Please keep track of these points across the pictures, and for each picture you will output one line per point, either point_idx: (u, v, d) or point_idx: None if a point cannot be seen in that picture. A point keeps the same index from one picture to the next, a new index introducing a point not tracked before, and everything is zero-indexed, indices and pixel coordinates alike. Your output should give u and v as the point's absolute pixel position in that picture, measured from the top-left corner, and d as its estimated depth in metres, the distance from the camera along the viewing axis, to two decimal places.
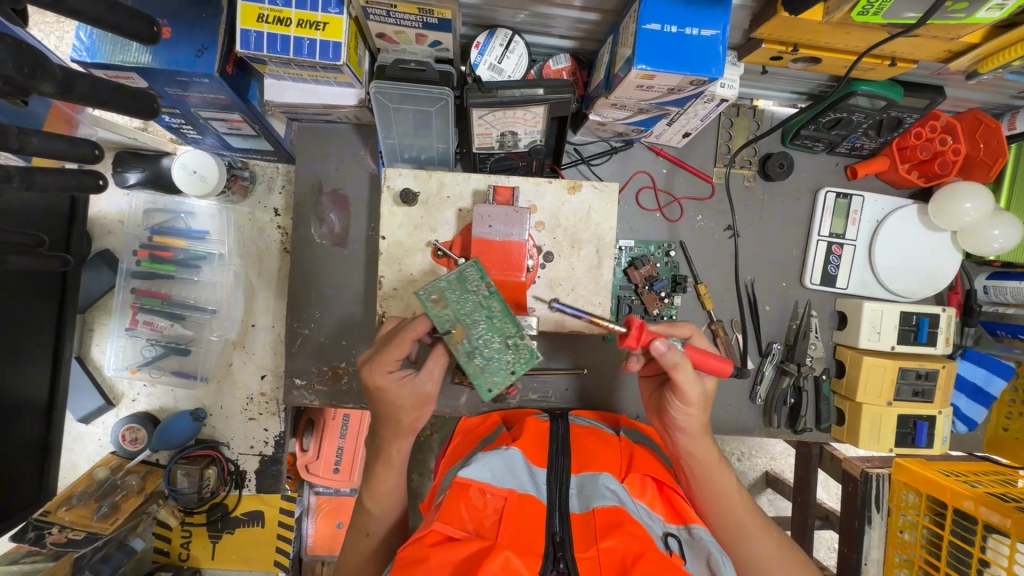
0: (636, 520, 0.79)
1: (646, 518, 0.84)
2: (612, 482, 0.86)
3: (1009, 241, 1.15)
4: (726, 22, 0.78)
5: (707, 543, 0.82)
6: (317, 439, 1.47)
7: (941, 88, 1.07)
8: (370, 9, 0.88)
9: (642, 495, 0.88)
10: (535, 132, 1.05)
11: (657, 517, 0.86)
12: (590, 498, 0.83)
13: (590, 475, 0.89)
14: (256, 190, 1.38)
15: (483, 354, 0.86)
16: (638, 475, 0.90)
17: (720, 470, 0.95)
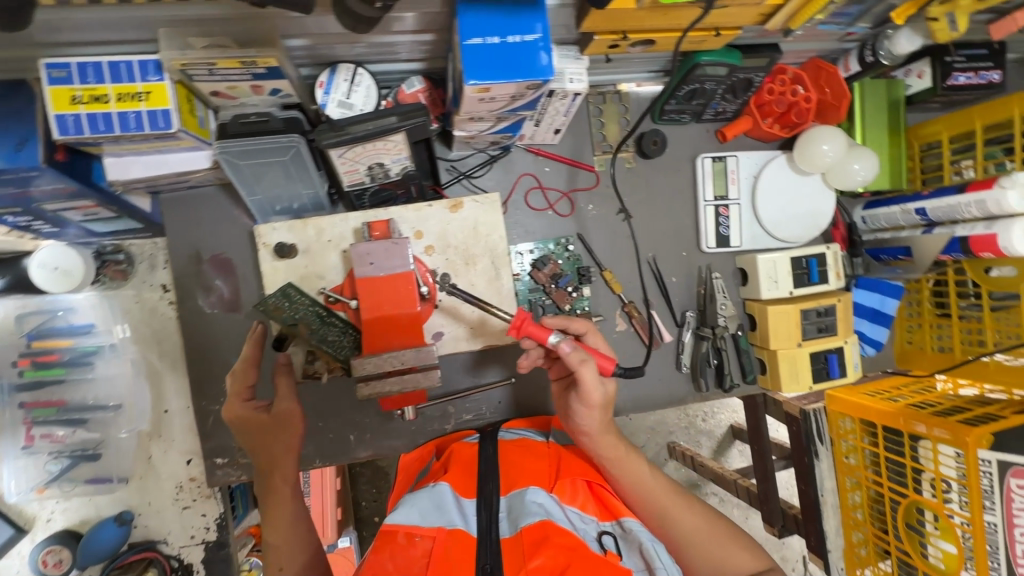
0: (562, 529, 0.78)
1: (578, 523, 0.84)
2: (540, 494, 0.86)
3: (869, 171, 1.23)
4: (544, 24, 0.80)
5: (638, 534, 0.83)
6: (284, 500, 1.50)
7: (775, 44, 1.12)
8: (190, 71, 0.82)
9: (573, 500, 0.89)
10: (402, 160, 1.03)
11: (590, 518, 0.87)
12: (518, 518, 0.82)
13: (518, 492, 0.88)
14: (136, 271, 1.30)
15: (328, 338, 1.01)
16: (568, 480, 0.92)
17: (630, 460, 0.95)
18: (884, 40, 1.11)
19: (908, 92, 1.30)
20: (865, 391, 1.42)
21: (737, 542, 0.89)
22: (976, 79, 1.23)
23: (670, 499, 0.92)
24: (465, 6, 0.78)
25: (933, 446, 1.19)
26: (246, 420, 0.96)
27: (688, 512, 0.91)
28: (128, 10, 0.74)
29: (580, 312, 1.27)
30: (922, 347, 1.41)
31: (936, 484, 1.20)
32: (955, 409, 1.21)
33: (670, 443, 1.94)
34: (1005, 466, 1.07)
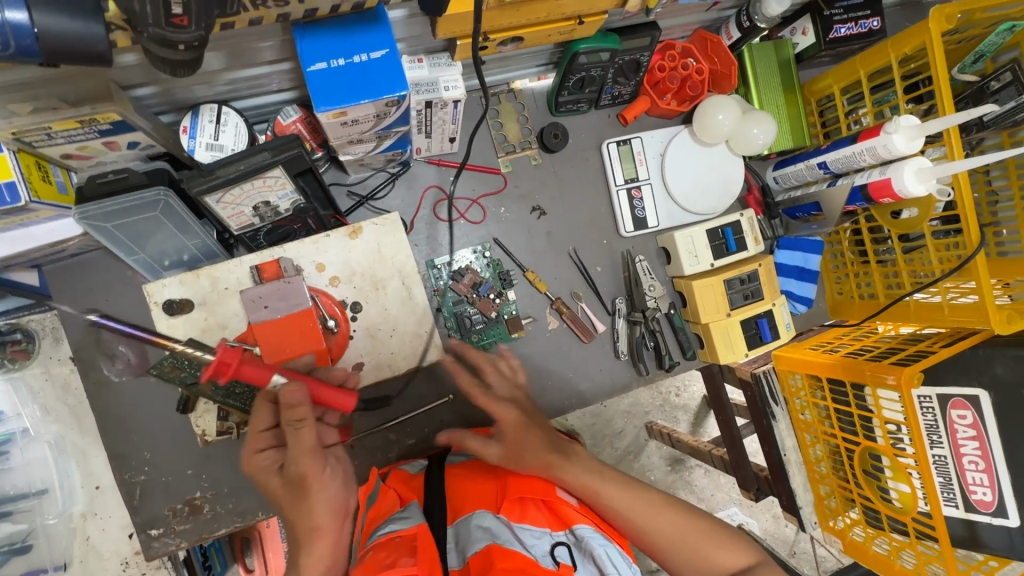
0: (508, 550, 0.70)
1: (528, 540, 0.75)
2: (486, 518, 0.78)
3: (769, 134, 1.23)
4: (390, 37, 0.77)
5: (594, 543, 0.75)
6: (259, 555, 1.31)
7: (652, 22, 1.10)
8: (27, 138, 0.77)
9: (522, 516, 0.79)
10: (288, 194, 0.99)
11: (541, 530, 0.78)
12: (464, 549, 0.75)
13: (465, 520, 0.81)
14: (40, 347, 1.23)
15: (235, 393, 0.94)
16: (514, 493, 0.82)
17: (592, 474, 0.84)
18: (756, 4, 1.12)
19: (797, 50, 1.31)
20: (810, 345, 1.43)
21: (718, 541, 0.83)
22: (857, 28, 1.24)
23: (647, 516, 0.82)
24: (302, 32, 0.75)
25: (874, 393, 1.20)
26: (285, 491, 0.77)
27: (666, 521, 0.83)
28: None
29: (507, 317, 1.25)
30: (852, 297, 1.43)
31: (885, 431, 1.21)
32: (890, 351, 1.23)
33: (647, 424, 1.87)
34: (945, 400, 1.09)
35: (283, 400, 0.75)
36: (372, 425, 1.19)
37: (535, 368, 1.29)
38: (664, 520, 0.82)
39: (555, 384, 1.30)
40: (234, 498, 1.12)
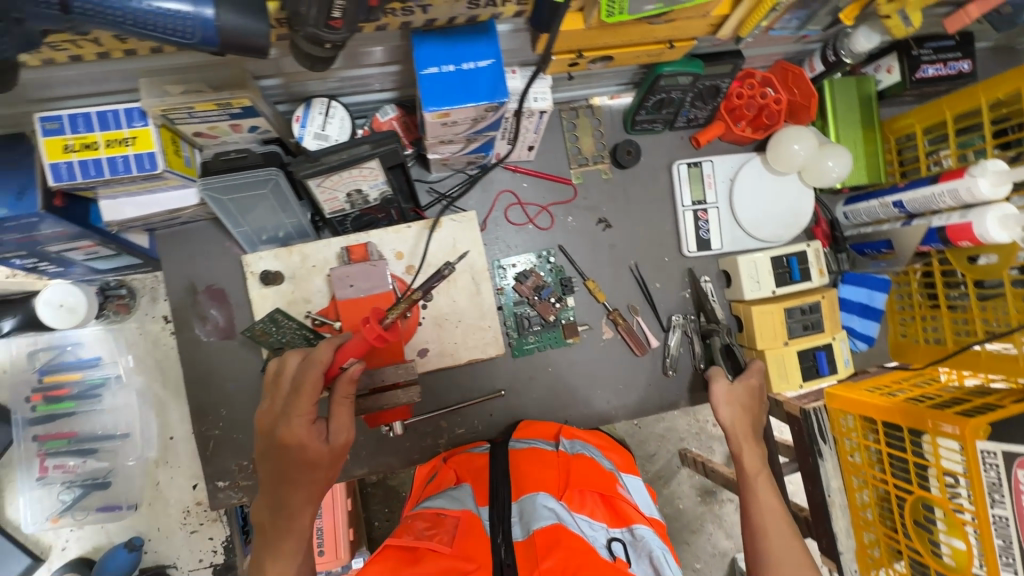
0: (573, 533, 0.81)
1: (587, 530, 0.86)
2: (550, 499, 0.89)
3: (844, 168, 1.23)
4: (497, 49, 0.84)
5: (649, 544, 0.86)
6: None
7: (737, 50, 1.13)
8: (171, 115, 0.88)
9: (582, 507, 0.91)
10: (379, 185, 1.07)
11: (599, 525, 0.89)
12: (530, 522, 0.84)
13: (528, 497, 0.90)
14: (139, 304, 1.36)
15: None
16: (578, 489, 0.94)
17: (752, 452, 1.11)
18: (844, 39, 1.13)
19: (880, 87, 1.30)
20: (865, 387, 1.39)
21: None
22: (946, 70, 1.23)
23: (776, 539, 0.98)
24: (421, 38, 0.82)
25: (933, 440, 1.16)
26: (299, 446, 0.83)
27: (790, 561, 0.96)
28: (107, 65, 0.79)
29: (565, 322, 1.29)
30: (916, 340, 1.40)
31: (941, 481, 1.17)
32: (954, 402, 1.19)
33: (681, 449, 1.84)
34: (1011, 458, 1.04)
35: (343, 380, 0.85)
36: (426, 410, 1.25)
37: (585, 374, 1.32)
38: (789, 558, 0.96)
39: (602, 393, 1.32)
40: None
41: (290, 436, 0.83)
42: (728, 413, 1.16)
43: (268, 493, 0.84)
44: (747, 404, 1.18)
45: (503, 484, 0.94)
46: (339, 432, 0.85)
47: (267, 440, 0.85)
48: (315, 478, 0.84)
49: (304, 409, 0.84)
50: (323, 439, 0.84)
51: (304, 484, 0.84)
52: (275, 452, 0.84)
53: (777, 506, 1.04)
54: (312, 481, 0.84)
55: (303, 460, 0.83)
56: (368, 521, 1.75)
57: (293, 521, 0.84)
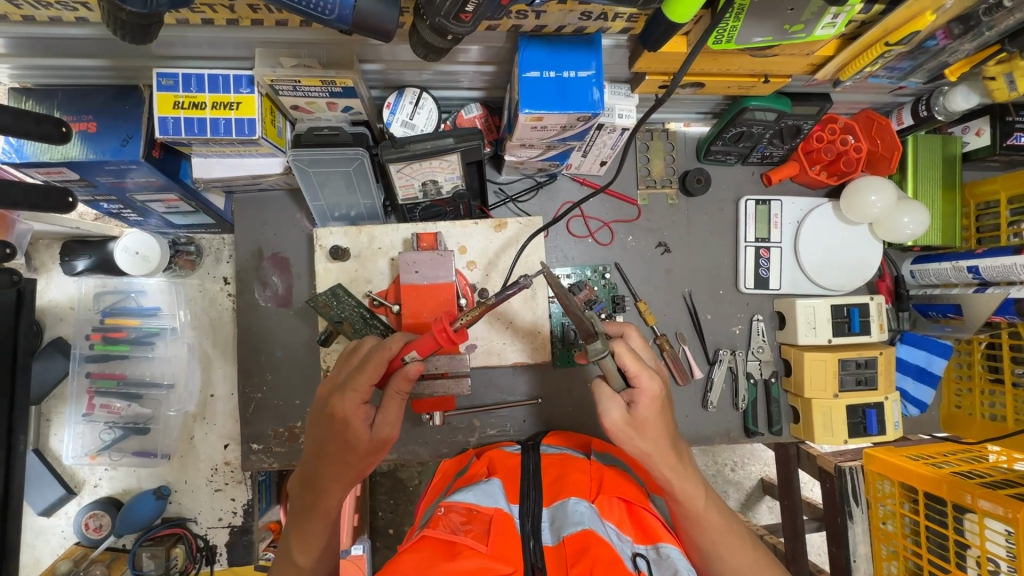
0: (603, 541, 0.79)
1: (615, 539, 0.84)
2: (581, 504, 0.88)
3: (920, 226, 1.20)
4: (598, 62, 0.86)
5: (674, 562, 0.81)
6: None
7: (826, 93, 1.12)
8: (277, 86, 0.93)
9: (610, 516, 0.90)
10: (455, 178, 1.09)
11: (625, 538, 0.87)
12: (561, 527, 0.84)
13: (560, 502, 0.91)
14: (203, 262, 1.43)
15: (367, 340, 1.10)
16: (607, 496, 0.93)
17: (689, 488, 0.87)
18: (940, 96, 1.10)
19: (966, 149, 1.28)
20: (908, 453, 1.34)
21: None
22: None
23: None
24: (527, 42, 0.85)
25: (979, 520, 1.11)
26: (347, 422, 0.85)
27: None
28: (232, 31, 0.84)
29: None
30: (971, 413, 1.33)
31: (982, 564, 1.11)
32: (1004, 483, 1.14)
33: None
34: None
35: (399, 376, 0.85)
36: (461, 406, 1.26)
37: None
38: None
39: None
40: None
41: (341, 411, 0.85)
42: (629, 444, 0.87)
43: (308, 458, 0.87)
44: (640, 425, 0.85)
45: (534, 488, 0.95)
46: (382, 426, 0.86)
47: (321, 409, 0.88)
48: (351, 459, 0.86)
49: (355, 391, 0.84)
50: (370, 426, 0.85)
51: (339, 463, 0.86)
52: (326, 420, 0.86)
53: (718, 520, 0.89)
54: (347, 463, 0.86)
55: (346, 439, 0.85)
56: (371, 511, 1.80)
57: (321, 495, 0.86)
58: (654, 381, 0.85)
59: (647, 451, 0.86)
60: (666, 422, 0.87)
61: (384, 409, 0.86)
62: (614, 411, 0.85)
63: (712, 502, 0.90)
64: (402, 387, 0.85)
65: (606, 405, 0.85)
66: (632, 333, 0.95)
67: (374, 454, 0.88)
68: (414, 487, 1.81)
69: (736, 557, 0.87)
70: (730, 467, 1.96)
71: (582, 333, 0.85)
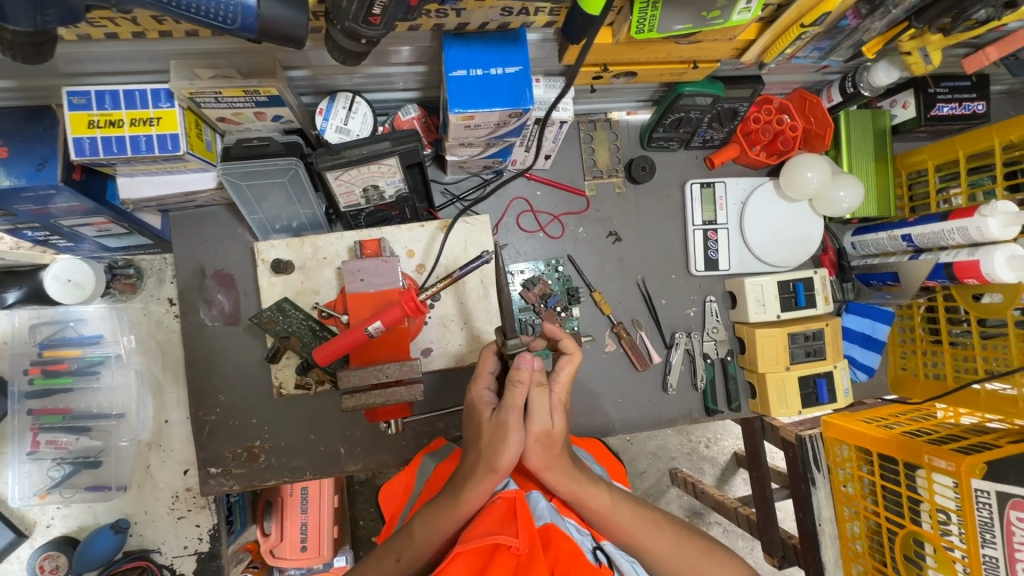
0: (564, 535, 0.79)
1: (575, 533, 0.85)
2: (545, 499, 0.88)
3: (855, 199, 1.25)
4: (525, 56, 0.85)
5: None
6: (277, 520, 1.49)
7: (758, 75, 1.14)
8: (198, 98, 0.89)
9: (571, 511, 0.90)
10: (396, 182, 1.07)
11: (586, 531, 0.88)
12: None
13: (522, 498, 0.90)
14: (145, 284, 1.37)
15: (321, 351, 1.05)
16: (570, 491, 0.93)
17: (591, 496, 0.84)
18: (864, 72, 1.14)
19: (895, 122, 1.33)
20: (863, 417, 1.39)
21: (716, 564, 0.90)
22: (960, 109, 1.25)
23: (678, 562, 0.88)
24: (451, 41, 0.84)
25: (928, 475, 1.16)
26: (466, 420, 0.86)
27: (709, 565, 0.90)
28: (141, 44, 0.81)
29: (569, 331, 1.29)
30: (916, 374, 1.39)
31: (933, 516, 1.17)
32: (950, 438, 1.20)
33: (672, 468, 1.95)
34: (1004, 498, 1.04)
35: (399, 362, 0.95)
36: (425, 409, 1.24)
37: (586, 386, 1.32)
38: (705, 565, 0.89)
39: (599, 408, 1.32)
40: (289, 453, 1.21)
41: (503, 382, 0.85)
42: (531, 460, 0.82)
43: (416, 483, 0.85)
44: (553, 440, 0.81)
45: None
46: (519, 396, 0.78)
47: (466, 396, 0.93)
48: (480, 451, 0.80)
49: (488, 366, 0.88)
50: (488, 407, 0.81)
51: (475, 448, 0.83)
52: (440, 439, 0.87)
53: (626, 511, 0.87)
54: (473, 455, 0.82)
55: (472, 417, 0.84)
56: (352, 520, 1.78)
57: (459, 484, 0.83)
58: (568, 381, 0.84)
59: (544, 464, 0.82)
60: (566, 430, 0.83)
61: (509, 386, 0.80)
62: (539, 417, 0.79)
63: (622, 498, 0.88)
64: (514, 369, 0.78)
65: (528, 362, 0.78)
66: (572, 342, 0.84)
67: (499, 451, 0.78)
68: None
69: (658, 541, 0.87)
70: (704, 443, 2.01)
71: (506, 327, 0.85)
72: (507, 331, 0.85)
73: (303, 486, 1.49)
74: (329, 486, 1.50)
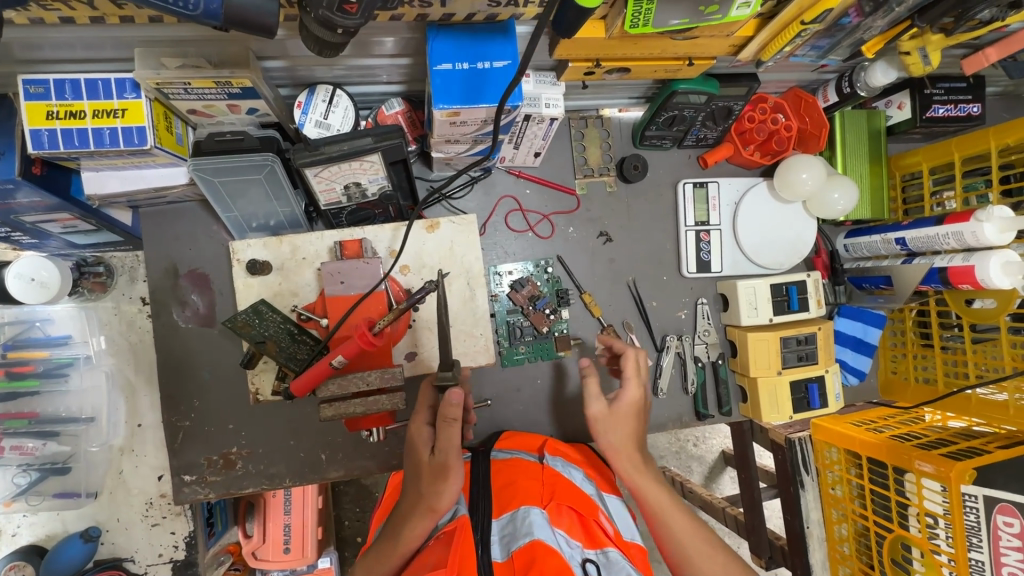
0: (551, 550, 0.78)
1: (564, 545, 0.84)
2: (533, 513, 0.87)
3: (849, 202, 1.23)
4: (514, 50, 0.81)
5: (624, 567, 0.82)
6: (260, 521, 1.44)
7: (753, 73, 1.11)
8: (165, 90, 0.84)
9: (560, 523, 0.89)
10: (379, 180, 1.03)
11: (575, 543, 0.86)
12: (511, 542, 0.83)
13: (510, 514, 0.89)
14: (116, 283, 1.31)
15: (299, 357, 1.00)
16: (558, 503, 0.92)
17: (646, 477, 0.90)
18: (861, 72, 1.11)
19: (889, 123, 1.30)
20: (852, 420, 1.38)
21: None
22: (955, 111, 1.24)
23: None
24: (436, 33, 0.80)
25: (917, 480, 1.14)
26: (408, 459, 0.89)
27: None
28: (101, 31, 0.75)
29: (558, 334, 1.26)
30: (906, 378, 1.38)
31: (921, 520, 1.16)
32: (938, 443, 1.18)
33: (660, 467, 1.94)
34: (992, 503, 1.03)
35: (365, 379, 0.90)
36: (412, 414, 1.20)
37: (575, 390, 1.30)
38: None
39: (589, 412, 1.30)
40: (267, 459, 1.16)
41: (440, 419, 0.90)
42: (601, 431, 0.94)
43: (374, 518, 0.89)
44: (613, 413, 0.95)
45: (483, 496, 0.93)
46: (454, 436, 0.83)
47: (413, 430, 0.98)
48: (420, 492, 0.84)
49: (427, 401, 0.93)
50: (425, 450, 0.85)
51: (414, 488, 0.87)
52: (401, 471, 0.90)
53: (685, 525, 0.85)
54: (413, 495, 0.86)
55: (411, 457, 0.88)
56: (336, 521, 1.74)
57: (398, 525, 0.86)
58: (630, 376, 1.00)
59: (615, 450, 0.92)
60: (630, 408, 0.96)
61: (443, 425, 0.84)
62: (595, 404, 0.95)
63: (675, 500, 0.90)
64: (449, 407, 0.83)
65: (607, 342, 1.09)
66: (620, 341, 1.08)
67: (438, 492, 0.83)
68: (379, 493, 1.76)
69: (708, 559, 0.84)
70: (692, 442, 2.00)
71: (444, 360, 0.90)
72: (444, 364, 0.91)
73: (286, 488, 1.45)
74: (313, 490, 1.46)
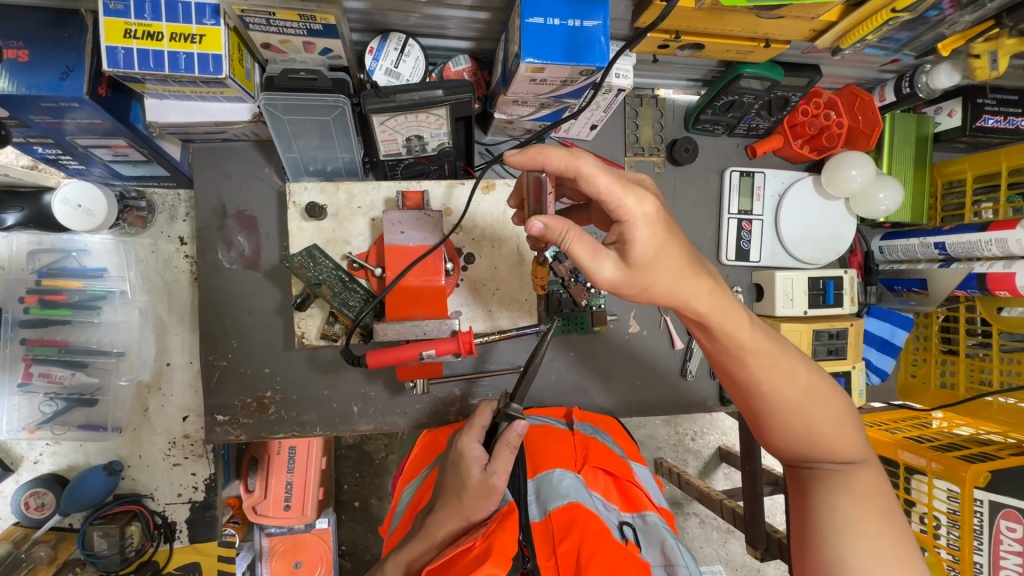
0: (591, 512, 0.78)
1: (602, 508, 0.85)
2: (567, 477, 0.87)
3: (893, 202, 1.24)
4: (604, 13, 0.81)
5: (660, 529, 0.84)
6: (262, 477, 1.39)
7: (818, 64, 1.12)
8: (247, 18, 0.84)
9: (595, 485, 0.91)
10: (441, 135, 1.01)
11: (612, 506, 0.88)
12: (548, 501, 0.83)
13: (545, 474, 0.89)
14: (156, 220, 1.30)
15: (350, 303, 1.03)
16: (593, 467, 0.93)
17: (738, 329, 0.80)
18: (923, 74, 1.12)
19: (937, 129, 1.31)
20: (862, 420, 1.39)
21: (840, 416, 0.85)
22: (1004, 123, 1.24)
23: (800, 418, 0.84)
24: None
25: (928, 481, 1.14)
26: (449, 463, 0.90)
27: (836, 442, 0.84)
28: None
29: (595, 309, 1.26)
30: (926, 382, 1.41)
31: (927, 519, 1.15)
32: (952, 446, 1.18)
33: (657, 458, 1.89)
34: (996, 508, 1.04)
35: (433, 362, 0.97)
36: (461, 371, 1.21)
37: (604, 364, 1.31)
38: (835, 436, 0.84)
39: (616, 387, 1.32)
40: (300, 407, 1.17)
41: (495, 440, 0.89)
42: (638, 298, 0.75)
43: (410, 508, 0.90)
44: (650, 275, 0.71)
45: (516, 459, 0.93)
46: (505, 464, 0.83)
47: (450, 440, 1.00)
48: (461, 502, 0.84)
49: (482, 421, 0.94)
50: (476, 466, 0.84)
51: (450, 487, 0.87)
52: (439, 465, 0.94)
53: (754, 347, 0.81)
54: (450, 497, 0.85)
55: (456, 467, 0.87)
56: (336, 484, 1.74)
57: (429, 522, 0.86)
58: (628, 194, 0.67)
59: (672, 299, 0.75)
60: (675, 262, 0.72)
61: (501, 451, 0.84)
62: (595, 268, 0.70)
63: (777, 357, 0.83)
64: (508, 432, 0.84)
65: (535, 223, 0.68)
66: (586, 165, 0.66)
67: (480, 507, 0.83)
68: (381, 459, 1.75)
69: (790, 385, 0.83)
70: (691, 436, 1.94)
71: (516, 393, 0.94)
72: (516, 397, 0.94)
73: (290, 445, 1.40)
74: (316, 448, 1.40)
